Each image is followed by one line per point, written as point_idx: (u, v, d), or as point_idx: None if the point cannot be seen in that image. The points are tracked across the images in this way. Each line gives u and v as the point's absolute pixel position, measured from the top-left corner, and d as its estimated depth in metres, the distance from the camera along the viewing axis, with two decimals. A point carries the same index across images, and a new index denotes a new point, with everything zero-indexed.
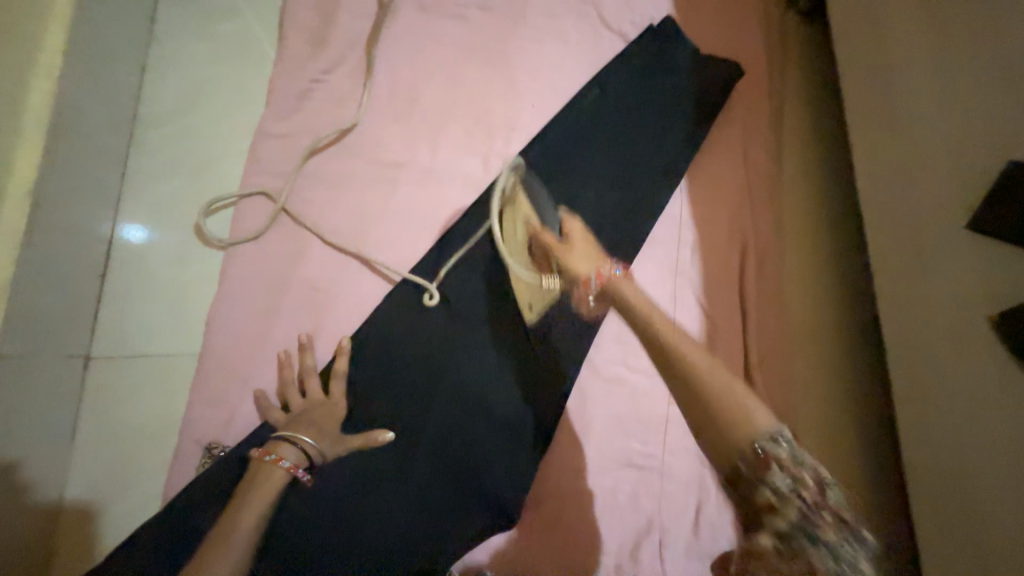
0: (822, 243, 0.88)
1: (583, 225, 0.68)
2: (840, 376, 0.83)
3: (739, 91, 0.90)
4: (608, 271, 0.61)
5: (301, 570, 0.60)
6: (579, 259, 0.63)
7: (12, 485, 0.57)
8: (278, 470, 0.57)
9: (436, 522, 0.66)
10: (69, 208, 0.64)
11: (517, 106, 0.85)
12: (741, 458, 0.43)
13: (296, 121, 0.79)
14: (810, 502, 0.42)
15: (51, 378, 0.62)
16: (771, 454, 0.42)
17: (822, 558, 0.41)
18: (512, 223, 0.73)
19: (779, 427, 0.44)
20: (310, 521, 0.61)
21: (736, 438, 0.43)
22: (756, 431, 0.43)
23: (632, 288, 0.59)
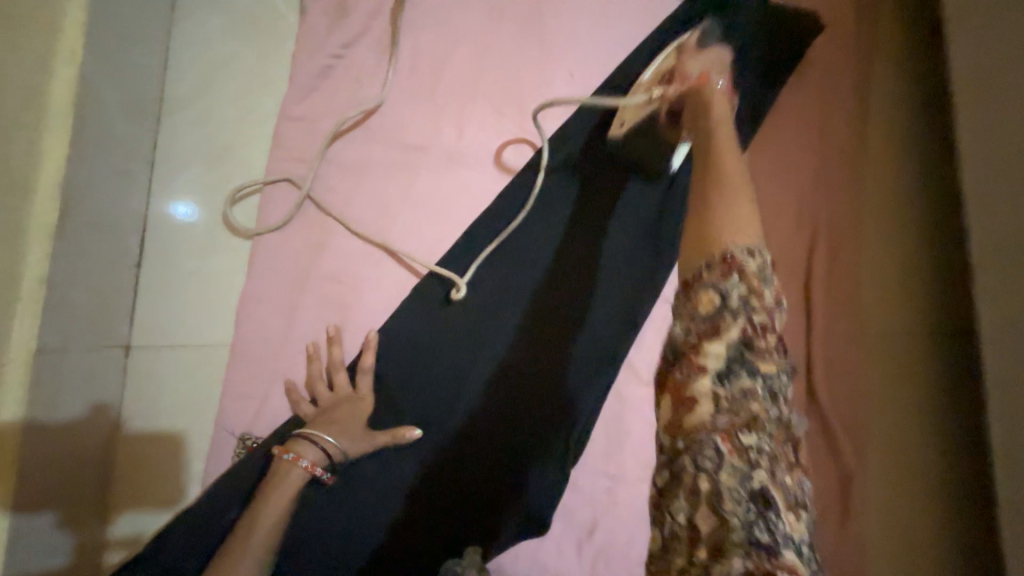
0: (909, 222, 0.73)
1: (728, 74, 0.66)
2: (922, 379, 0.69)
3: (815, 51, 0.77)
4: (717, 80, 0.62)
5: (328, 565, 0.60)
6: (690, 70, 0.65)
7: (64, 472, 0.59)
8: (296, 470, 0.55)
9: (462, 526, 0.63)
10: (96, 200, 0.63)
11: (554, 77, 0.76)
12: (706, 262, 0.46)
13: (318, 102, 0.74)
14: (758, 325, 0.44)
15: (91, 369, 0.63)
16: (739, 261, 0.45)
17: (756, 389, 0.43)
18: (647, 66, 0.73)
19: (759, 249, 0.46)
20: (337, 518, 0.61)
21: (710, 246, 0.46)
22: (730, 241, 0.46)
23: (717, 94, 0.59)
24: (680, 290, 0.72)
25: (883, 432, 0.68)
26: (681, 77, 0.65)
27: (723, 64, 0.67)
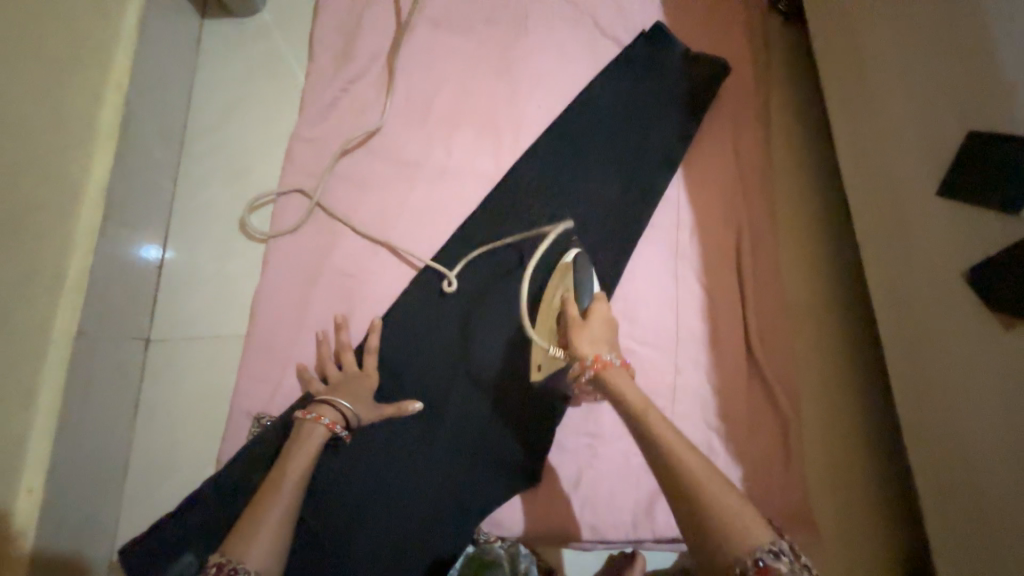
0: (810, 219, 0.95)
1: (610, 310, 0.64)
2: (835, 340, 0.89)
3: (728, 87, 0.98)
4: (604, 359, 0.58)
5: (344, 524, 0.66)
6: (582, 340, 0.61)
7: (91, 449, 0.64)
8: (319, 427, 0.62)
9: (464, 482, 0.71)
10: (132, 208, 0.72)
11: (524, 107, 0.93)
12: (741, 566, 0.44)
13: (325, 127, 0.88)
14: None
15: (118, 356, 0.69)
16: (772, 568, 0.43)
17: None
18: (553, 291, 0.72)
19: (780, 541, 0.45)
20: (351, 478, 0.67)
21: (735, 549, 0.45)
22: (757, 547, 0.44)
23: (628, 386, 0.57)
24: (638, 274, 0.87)
25: (812, 376, 0.87)
26: (573, 357, 0.61)
27: (611, 324, 0.63)
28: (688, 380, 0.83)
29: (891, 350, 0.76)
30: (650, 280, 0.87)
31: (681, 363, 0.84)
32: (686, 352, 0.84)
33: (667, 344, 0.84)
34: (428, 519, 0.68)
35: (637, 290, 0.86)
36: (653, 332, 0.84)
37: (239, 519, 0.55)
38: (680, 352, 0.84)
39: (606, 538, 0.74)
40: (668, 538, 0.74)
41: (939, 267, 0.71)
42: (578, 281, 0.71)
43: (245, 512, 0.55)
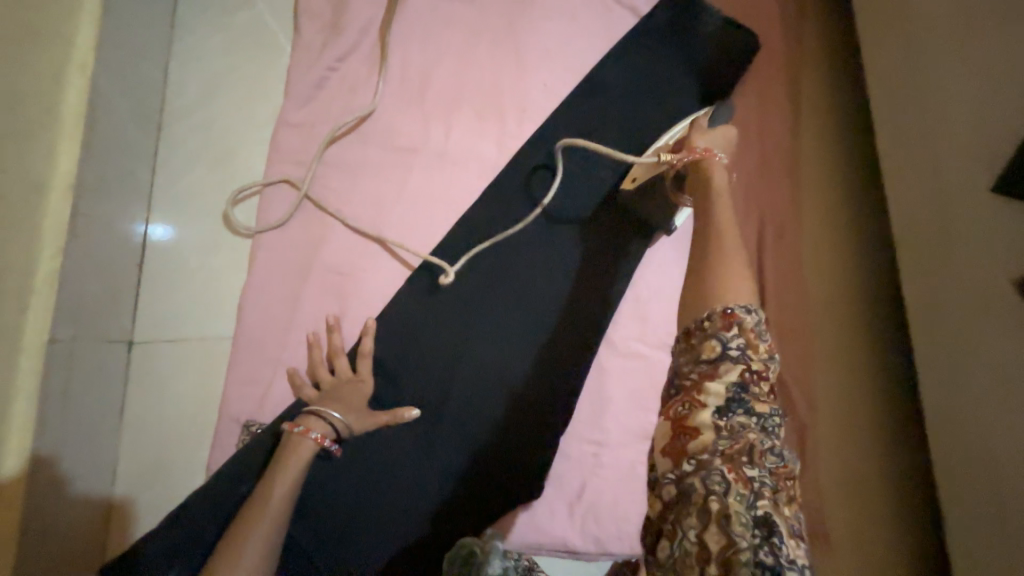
0: (843, 211, 0.86)
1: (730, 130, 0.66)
2: (864, 345, 0.82)
3: (755, 64, 0.88)
4: (709, 154, 0.61)
5: (337, 536, 0.64)
6: (691, 142, 0.65)
7: (73, 459, 0.61)
8: (306, 441, 0.59)
9: (461, 494, 0.68)
10: (105, 201, 0.67)
11: (529, 87, 0.85)
12: (708, 313, 0.47)
13: (313, 110, 0.81)
14: (758, 370, 0.45)
15: (98, 361, 0.66)
16: (739, 316, 0.46)
17: (752, 424, 0.44)
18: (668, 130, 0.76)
19: (755, 304, 0.48)
20: (343, 491, 0.64)
21: (711, 301, 0.48)
22: (729, 298, 0.47)
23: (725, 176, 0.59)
24: (650, 272, 0.81)
25: (835, 383, 0.81)
26: (686, 146, 0.64)
27: (730, 140, 0.65)
28: None
29: (924, 356, 0.71)
30: (663, 279, 0.81)
31: None
32: None
33: None
34: (425, 532, 0.66)
35: (649, 291, 0.80)
36: (665, 335, 0.79)
37: (222, 542, 0.53)
38: None
39: (609, 551, 0.71)
40: None
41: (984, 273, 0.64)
42: (705, 118, 0.77)
43: (227, 536, 0.53)
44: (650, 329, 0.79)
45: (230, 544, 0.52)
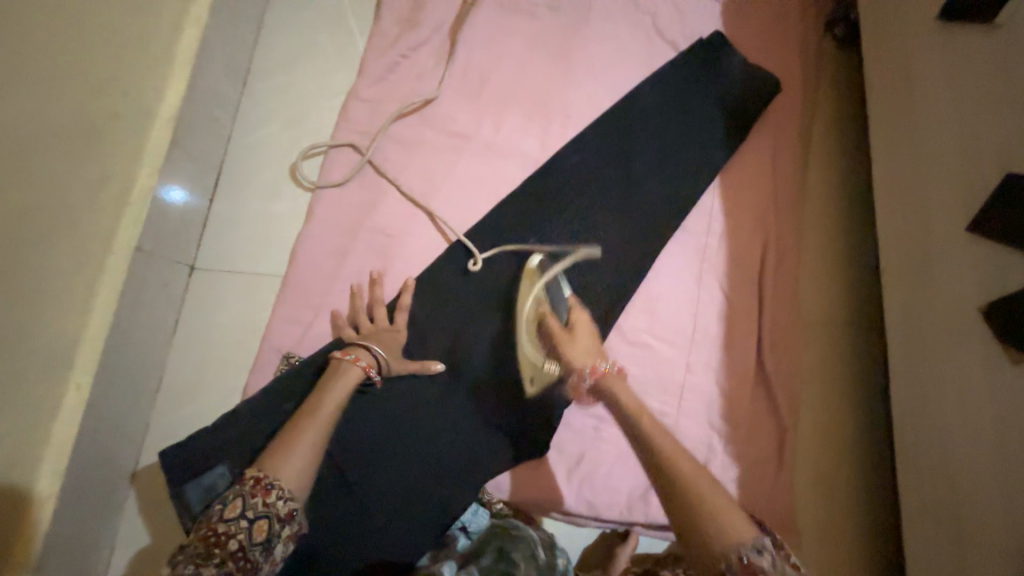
0: (837, 246, 0.97)
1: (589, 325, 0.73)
2: (844, 364, 0.91)
3: (774, 107, 1.00)
4: (603, 366, 0.66)
5: (359, 465, 0.69)
6: (578, 350, 0.69)
7: (132, 360, 0.67)
8: (355, 367, 0.65)
9: (475, 445, 0.73)
10: (194, 137, 0.75)
11: (575, 97, 0.95)
12: (726, 564, 0.49)
13: (384, 89, 0.90)
14: None
15: (166, 277, 0.72)
16: (755, 563, 0.48)
17: None
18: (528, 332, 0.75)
19: (763, 539, 0.50)
20: (370, 426, 0.70)
21: (719, 552, 0.49)
22: (741, 541, 0.49)
23: (621, 382, 0.66)
24: (663, 274, 0.90)
25: (817, 394, 0.89)
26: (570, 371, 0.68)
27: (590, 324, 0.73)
28: (697, 381, 0.86)
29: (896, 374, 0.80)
30: (675, 281, 0.90)
31: (694, 364, 0.87)
32: (699, 355, 0.87)
33: (682, 343, 0.87)
34: (437, 473, 0.71)
35: (661, 288, 0.89)
36: (671, 331, 0.87)
37: (276, 439, 0.57)
38: (693, 352, 0.87)
39: (600, 518, 0.77)
40: (659, 524, 0.77)
41: (952, 304, 0.74)
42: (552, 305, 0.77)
43: (280, 434, 0.58)
44: (658, 324, 0.87)
45: (287, 440, 0.57)
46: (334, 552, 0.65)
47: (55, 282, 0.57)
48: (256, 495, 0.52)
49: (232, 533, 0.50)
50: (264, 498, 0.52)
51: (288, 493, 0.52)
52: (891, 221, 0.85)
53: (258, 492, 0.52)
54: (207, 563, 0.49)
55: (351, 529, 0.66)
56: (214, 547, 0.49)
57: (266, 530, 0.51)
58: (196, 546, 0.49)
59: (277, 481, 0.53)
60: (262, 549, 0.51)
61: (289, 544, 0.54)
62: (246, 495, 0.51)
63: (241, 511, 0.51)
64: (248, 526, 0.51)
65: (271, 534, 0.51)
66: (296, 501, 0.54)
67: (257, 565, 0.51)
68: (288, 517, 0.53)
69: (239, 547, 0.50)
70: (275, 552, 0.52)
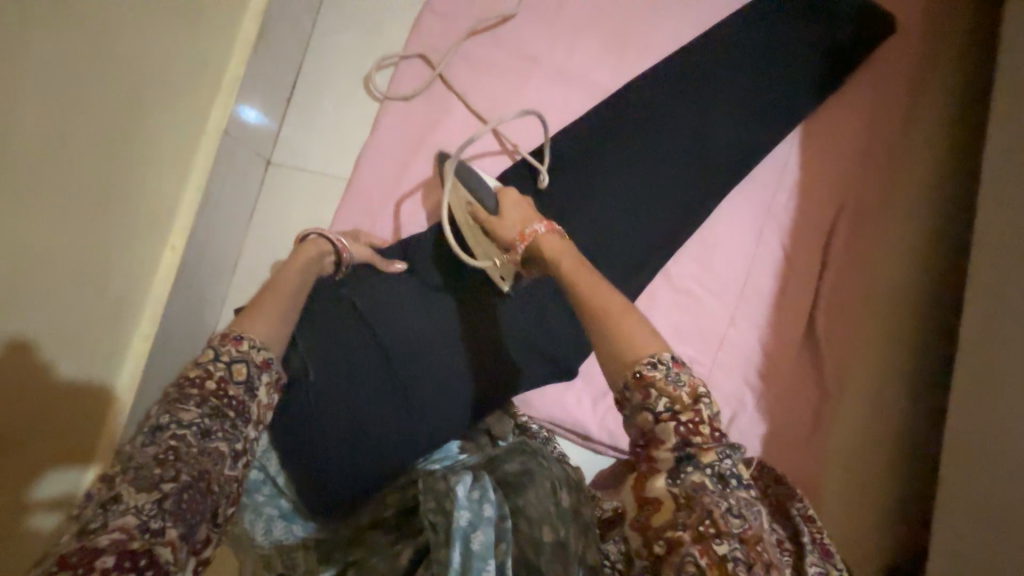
0: (924, 217, 0.88)
1: (520, 198, 0.66)
2: (904, 342, 0.85)
3: (882, 53, 0.89)
4: (530, 231, 0.60)
5: (383, 366, 0.69)
6: (509, 221, 0.63)
7: (218, 236, 0.75)
8: (311, 244, 0.66)
9: (495, 366, 0.73)
10: (277, 34, 0.78)
11: (655, 26, 0.89)
12: (623, 383, 0.46)
13: (460, 2, 0.88)
14: (689, 424, 0.43)
15: (247, 166, 0.79)
16: (648, 377, 0.44)
17: (707, 482, 0.42)
18: (458, 207, 0.70)
19: (661, 354, 0.46)
20: (397, 329, 0.70)
21: (622, 368, 0.46)
22: (639, 356, 0.45)
23: (555, 241, 0.58)
24: (721, 223, 0.86)
25: (867, 371, 0.85)
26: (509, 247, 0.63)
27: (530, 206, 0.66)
28: (738, 335, 0.84)
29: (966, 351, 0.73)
30: (733, 232, 0.86)
31: (738, 318, 0.84)
32: (746, 309, 0.85)
33: (729, 297, 0.85)
34: (469, 380, 0.71)
35: (716, 237, 0.86)
36: (719, 283, 0.85)
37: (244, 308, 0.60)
38: (740, 308, 0.85)
39: (618, 447, 0.80)
40: None
41: None
42: (472, 192, 0.68)
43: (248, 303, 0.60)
44: (707, 273, 0.85)
45: (259, 303, 0.59)
46: (367, 433, 0.67)
47: (168, 147, 0.65)
48: (226, 346, 0.54)
49: (210, 374, 0.51)
50: (235, 346, 0.54)
51: (259, 343, 0.55)
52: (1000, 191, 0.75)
53: (227, 343, 0.54)
54: (185, 406, 0.49)
55: (383, 415, 0.68)
56: (193, 389, 0.50)
57: (245, 372, 0.54)
58: (172, 396, 0.50)
59: (245, 333, 0.55)
60: (244, 389, 0.53)
61: (273, 395, 0.57)
62: (215, 346, 0.53)
63: (214, 358, 0.52)
64: (226, 368, 0.53)
65: (250, 376, 0.54)
66: (268, 351, 0.56)
67: (242, 405, 0.53)
68: (264, 365, 0.55)
69: (219, 386, 0.51)
70: (259, 395, 0.54)
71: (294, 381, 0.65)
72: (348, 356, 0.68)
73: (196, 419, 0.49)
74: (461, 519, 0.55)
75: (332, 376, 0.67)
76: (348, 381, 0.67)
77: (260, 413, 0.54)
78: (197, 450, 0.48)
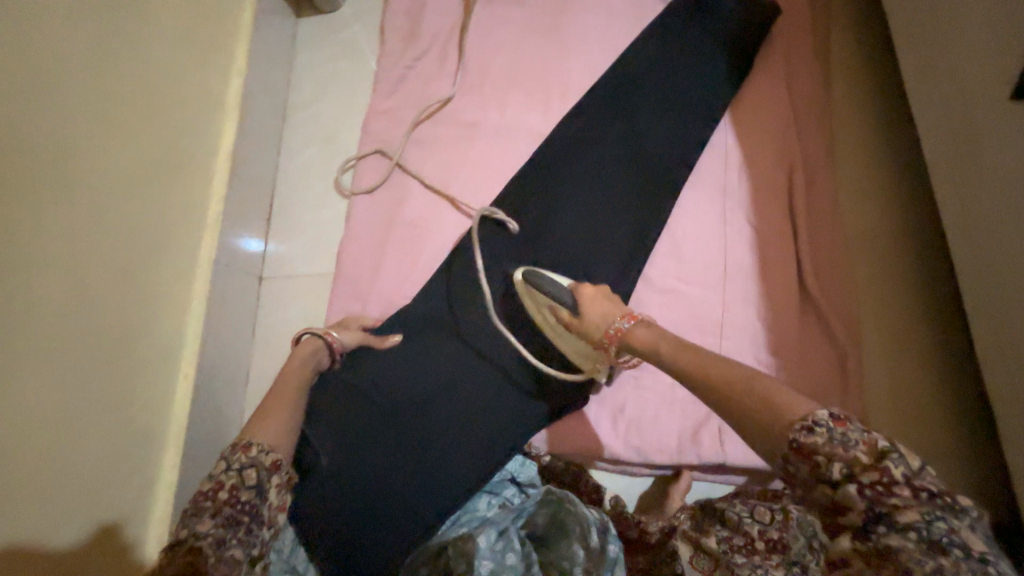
0: (873, 159, 0.91)
1: (598, 290, 0.68)
2: (896, 280, 0.86)
3: (779, 30, 0.96)
4: (620, 324, 0.63)
5: (399, 437, 0.70)
6: (591, 322, 0.65)
7: (224, 353, 0.81)
8: (302, 345, 0.69)
9: (511, 411, 0.74)
10: (247, 168, 0.90)
11: (572, 67, 0.99)
12: (782, 449, 0.42)
13: (397, 99, 1.00)
14: (881, 487, 0.38)
15: (241, 286, 0.87)
16: (806, 443, 0.40)
17: (908, 546, 0.37)
18: (541, 312, 0.74)
19: (822, 411, 0.41)
20: (407, 396, 0.73)
21: (773, 434, 0.43)
22: (796, 414, 0.42)
23: (646, 334, 0.61)
24: (683, 217, 0.89)
25: (870, 317, 0.85)
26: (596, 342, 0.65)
27: (605, 295, 0.67)
28: (736, 318, 0.84)
29: (962, 274, 0.72)
30: (698, 222, 0.89)
31: (730, 301, 0.85)
32: (735, 291, 0.85)
33: (715, 284, 0.86)
34: (478, 431, 0.72)
35: (683, 230, 0.89)
36: (700, 272, 0.86)
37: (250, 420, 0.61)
38: (728, 290, 0.85)
39: (651, 463, 0.77)
40: (712, 463, 0.75)
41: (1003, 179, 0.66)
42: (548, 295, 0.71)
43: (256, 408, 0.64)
44: (686, 267, 0.87)
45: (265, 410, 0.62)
46: (391, 506, 0.67)
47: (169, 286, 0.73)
48: (236, 454, 0.55)
49: (223, 483, 0.53)
50: (245, 453, 0.56)
51: (267, 446, 0.57)
52: (930, 112, 0.77)
53: (238, 452, 0.56)
54: (202, 517, 0.50)
55: (404, 485, 0.68)
56: (207, 499, 0.51)
57: (255, 476, 0.55)
58: (188, 511, 0.51)
59: (253, 439, 0.57)
60: (256, 491, 0.54)
61: (283, 496, 0.58)
62: (226, 457, 0.55)
63: (225, 467, 0.54)
64: (238, 475, 0.54)
65: (261, 479, 0.55)
66: (276, 453, 0.58)
67: (255, 508, 0.54)
68: (274, 467, 0.57)
69: (232, 494, 0.53)
70: (270, 497, 0.55)
71: (310, 467, 0.67)
72: (361, 433, 0.70)
73: (213, 528, 0.50)
74: (484, 569, 0.58)
75: (350, 457, 0.68)
76: (367, 459, 0.69)
77: (274, 515, 0.56)
78: (216, 560, 0.48)
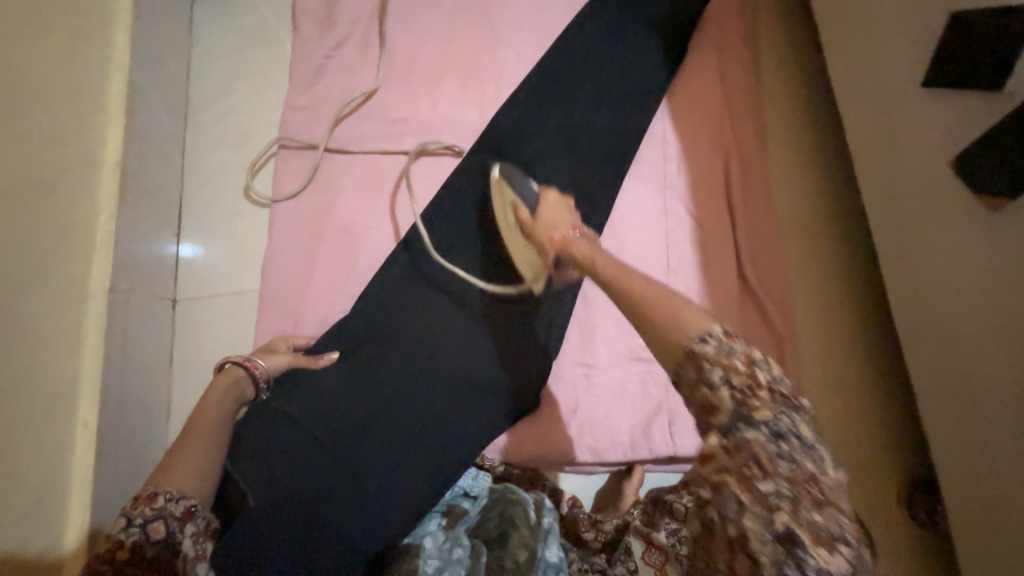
0: (801, 144, 0.94)
1: (562, 198, 0.71)
2: (823, 261, 0.89)
3: (711, 15, 0.96)
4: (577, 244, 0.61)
5: (335, 462, 0.64)
6: (544, 221, 0.67)
7: (134, 390, 0.73)
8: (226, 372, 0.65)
9: (467, 421, 0.73)
10: (144, 178, 0.79)
11: (505, 55, 0.94)
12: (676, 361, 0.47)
13: (316, 93, 0.91)
14: (745, 388, 0.44)
15: (150, 312, 0.78)
16: (701, 351, 0.45)
17: (759, 436, 0.43)
18: (502, 207, 0.77)
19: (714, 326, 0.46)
20: (349, 417, 0.68)
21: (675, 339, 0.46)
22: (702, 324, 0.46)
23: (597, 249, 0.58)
24: (625, 210, 0.88)
25: (803, 298, 0.88)
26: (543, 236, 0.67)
27: (569, 205, 0.70)
28: None
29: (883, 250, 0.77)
30: (639, 214, 0.88)
31: None
32: (678, 282, 0.86)
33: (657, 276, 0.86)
34: (434, 443, 0.70)
35: (625, 224, 0.88)
36: (643, 265, 0.86)
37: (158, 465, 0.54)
38: (671, 282, 0.86)
39: (605, 460, 0.77)
40: (663, 455, 0.77)
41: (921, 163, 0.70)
42: (516, 188, 0.76)
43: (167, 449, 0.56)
44: (630, 260, 0.86)
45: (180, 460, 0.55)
46: (328, 537, 0.61)
47: (54, 326, 0.63)
48: (138, 506, 0.49)
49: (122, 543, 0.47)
50: (148, 505, 0.49)
51: (175, 493, 0.50)
52: (848, 99, 0.80)
53: (142, 503, 0.49)
54: None
55: (341, 512, 0.62)
56: (104, 563, 0.47)
57: (163, 529, 0.49)
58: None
59: (160, 488, 0.50)
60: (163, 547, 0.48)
61: (205, 541, 0.51)
62: (126, 511, 0.49)
63: (126, 524, 0.48)
64: (141, 531, 0.48)
65: (169, 532, 0.49)
66: (190, 499, 0.51)
67: None
68: (186, 515, 0.50)
69: (134, 553, 0.47)
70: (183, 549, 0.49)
71: (235, 509, 0.59)
72: (289, 465, 0.62)
73: None
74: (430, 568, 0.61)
75: (274, 494, 0.60)
76: (300, 490, 0.61)
77: (192, 567, 0.49)
78: None
